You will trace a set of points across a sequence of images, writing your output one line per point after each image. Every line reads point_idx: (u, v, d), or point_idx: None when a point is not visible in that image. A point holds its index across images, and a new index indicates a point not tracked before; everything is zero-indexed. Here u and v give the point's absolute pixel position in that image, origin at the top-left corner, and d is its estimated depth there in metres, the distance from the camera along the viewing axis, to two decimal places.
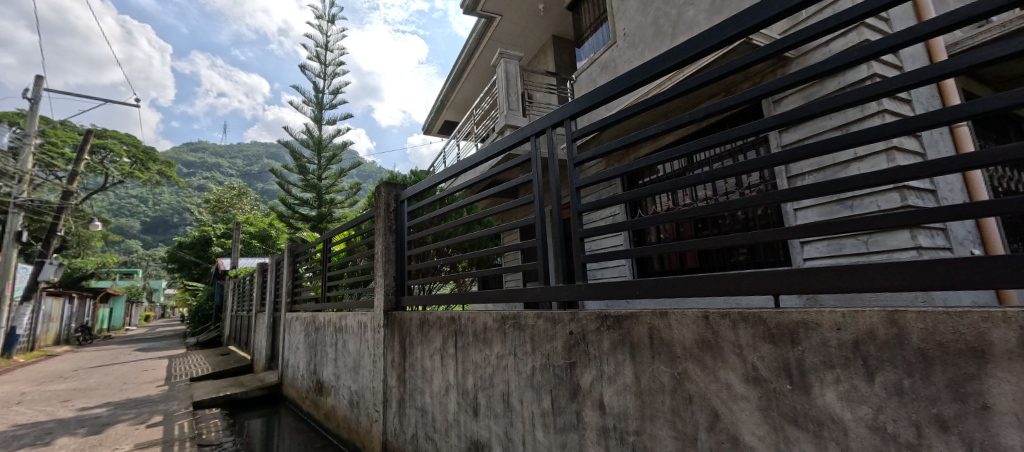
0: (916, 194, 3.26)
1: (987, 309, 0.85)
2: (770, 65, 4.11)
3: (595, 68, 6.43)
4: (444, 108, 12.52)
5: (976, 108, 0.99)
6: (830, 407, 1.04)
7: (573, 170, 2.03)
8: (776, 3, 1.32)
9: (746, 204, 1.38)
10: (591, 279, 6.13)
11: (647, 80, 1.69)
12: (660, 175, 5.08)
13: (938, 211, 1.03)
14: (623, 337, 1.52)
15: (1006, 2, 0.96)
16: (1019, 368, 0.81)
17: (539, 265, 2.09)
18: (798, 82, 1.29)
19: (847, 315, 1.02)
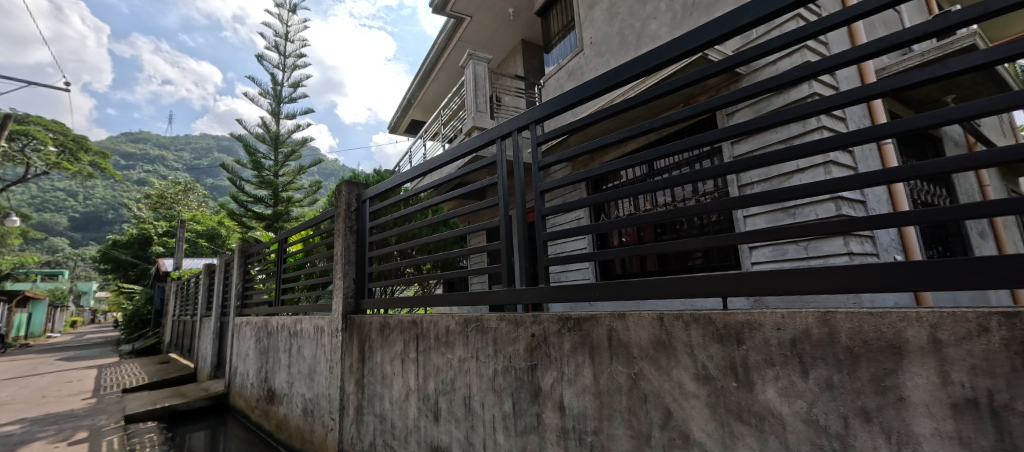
0: (849, 205, 3.54)
1: (904, 310, 0.94)
2: (725, 79, 4.34)
3: (563, 74, 6.55)
4: (410, 108, 12.32)
5: (899, 127, 1.09)
6: (771, 403, 1.11)
7: (538, 174, 2.05)
8: (729, 21, 1.41)
9: (700, 211, 1.46)
10: (554, 281, 6.22)
11: (610, 88, 1.74)
12: (623, 181, 5.23)
13: (867, 219, 1.12)
14: (583, 339, 1.55)
15: (923, 34, 1.07)
16: (931, 363, 0.90)
17: (503, 267, 2.10)
18: (748, 97, 1.37)
19: (786, 316, 1.10)
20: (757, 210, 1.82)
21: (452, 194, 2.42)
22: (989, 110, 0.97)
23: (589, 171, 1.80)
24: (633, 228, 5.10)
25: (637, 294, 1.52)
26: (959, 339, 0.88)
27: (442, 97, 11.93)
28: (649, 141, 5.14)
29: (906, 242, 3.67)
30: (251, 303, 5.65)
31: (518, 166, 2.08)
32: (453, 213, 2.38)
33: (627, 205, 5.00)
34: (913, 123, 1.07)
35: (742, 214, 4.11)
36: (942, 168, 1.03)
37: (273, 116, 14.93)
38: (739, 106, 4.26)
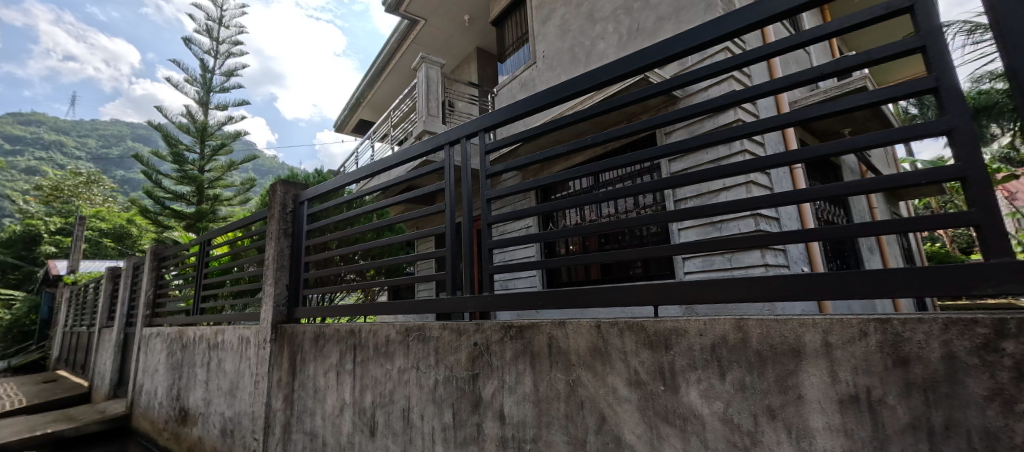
0: (766, 221, 3.91)
1: (805, 317, 1.06)
2: (663, 100, 4.63)
3: (515, 85, 6.66)
4: (358, 108, 11.89)
5: (805, 154, 1.23)
6: (693, 404, 1.19)
7: (485, 182, 2.05)
8: (665, 47, 1.52)
9: (638, 223, 1.54)
10: (501, 289, 6.25)
11: (557, 102, 1.80)
12: (571, 191, 5.41)
13: (780, 235, 1.25)
14: (524, 347, 1.57)
15: (823, 73, 1.22)
16: (823, 363, 1.02)
17: (446, 274, 2.08)
18: (682, 118, 1.48)
19: (706, 322, 1.19)
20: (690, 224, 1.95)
21: (396, 199, 2.36)
22: (874, 143, 1.12)
23: (536, 181, 1.84)
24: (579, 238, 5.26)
25: (578, 302, 1.57)
26: (845, 342, 1.00)
27: (392, 99, 11.63)
28: (595, 155, 5.34)
29: (812, 255, 4.11)
30: (164, 312, 5.09)
31: (465, 173, 2.08)
32: (397, 218, 2.32)
33: (575, 214, 5.16)
34: (816, 151, 1.21)
35: (676, 227, 4.38)
36: (838, 192, 1.17)
37: (200, 106, 13.73)
38: (677, 126, 4.56)
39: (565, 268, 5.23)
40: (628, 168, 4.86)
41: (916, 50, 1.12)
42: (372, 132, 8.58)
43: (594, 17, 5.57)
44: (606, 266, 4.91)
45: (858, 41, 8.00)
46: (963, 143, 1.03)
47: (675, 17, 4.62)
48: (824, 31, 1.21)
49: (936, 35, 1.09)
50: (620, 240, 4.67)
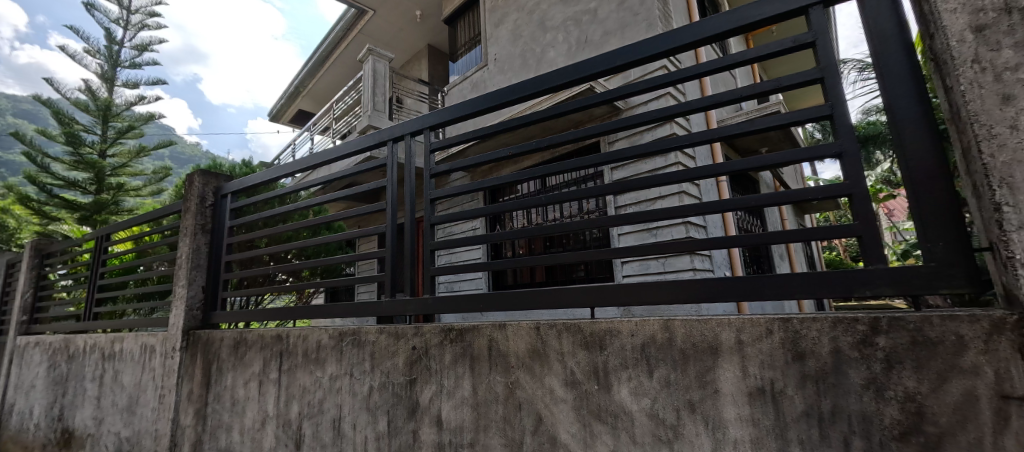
0: (695, 228, 4.21)
1: (723, 317, 1.15)
2: (607, 110, 4.83)
3: (467, 85, 6.64)
4: (297, 97, 11.20)
5: (727, 168, 1.35)
6: (624, 401, 1.25)
7: (430, 181, 2.02)
8: (607, 59, 1.60)
9: (579, 227, 1.60)
10: (446, 291, 6.20)
11: (503, 104, 1.83)
12: (519, 194, 5.50)
13: (705, 241, 1.35)
14: (464, 350, 1.57)
15: (744, 95, 1.35)
16: (736, 360, 1.12)
17: (385, 275, 2.01)
18: (621, 128, 1.56)
19: (637, 323, 1.26)
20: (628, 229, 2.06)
21: (334, 196, 2.26)
22: (784, 161, 1.25)
23: (481, 184, 1.85)
24: (526, 241, 5.35)
25: (518, 305, 1.58)
26: (754, 339, 1.11)
27: (335, 90, 11.11)
28: (541, 159, 5.46)
29: (733, 260, 4.49)
30: (46, 317, 4.43)
31: (408, 172, 2.04)
32: (336, 215, 2.21)
33: (522, 217, 5.25)
34: (735, 166, 1.33)
35: (616, 232, 4.58)
36: (754, 204, 1.30)
37: (104, 82, 12.19)
38: (619, 136, 4.78)
39: (511, 270, 5.28)
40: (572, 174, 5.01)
41: (817, 81, 1.27)
42: (311, 124, 8.12)
43: (545, 25, 5.71)
44: (550, 269, 5.03)
45: (777, 68, 8.90)
46: (852, 165, 1.19)
47: (620, 32, 4.86)
48: (745, 57, 1.34)
49: (833, 69, 1.24)
50: (565, 243, 4.81)
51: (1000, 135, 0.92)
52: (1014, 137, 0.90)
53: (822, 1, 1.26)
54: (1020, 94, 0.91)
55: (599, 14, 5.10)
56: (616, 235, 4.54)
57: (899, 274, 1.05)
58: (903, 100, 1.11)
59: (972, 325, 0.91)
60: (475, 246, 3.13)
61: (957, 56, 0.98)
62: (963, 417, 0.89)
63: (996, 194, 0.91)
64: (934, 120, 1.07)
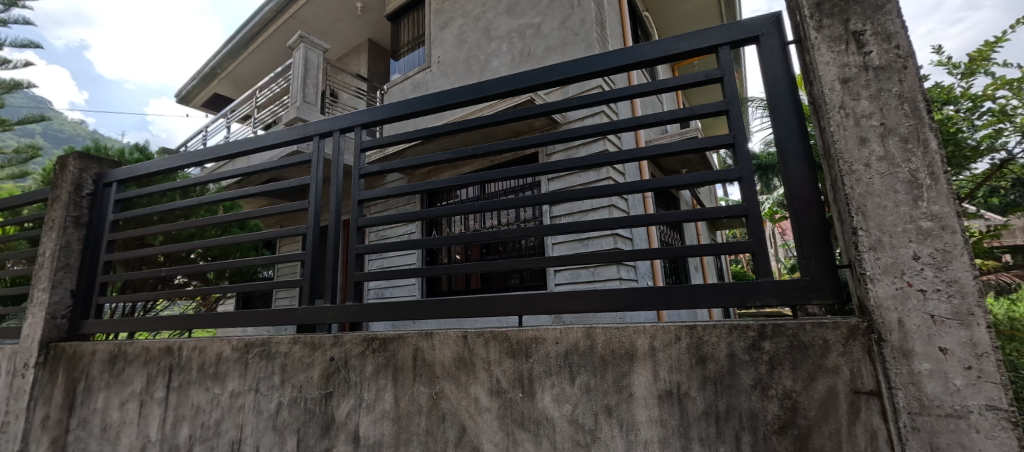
0: (623, 240, 4.46)
1: (640, 325, 1.23)
2: (546, 123, 4.99)
3: (407, 85, 6.51)
4: (213, 80, 10.17)
5: (649, 186, 1.46)
6: (546, 409, 1.29)
7: (359, 182, 1.94)
8: (544, 73, 1.65)
9: (512, 235, 1.64)
10: (378, 298, 6.00)
11: (439, 109, 1.82)
12: (458, 200, 5.50)
13: (629, 252, 1.45)
14: (387, 360, 1.51)
15: (664, 119, 1.47)
16: (649, 364, 1.20)
17: (302, 280, 1.88)
18: (554, 141, 1.63)
19: (562, 331, 1.31)
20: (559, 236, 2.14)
21: (249, 192, 2.08)
22: (696, 182, 1.38)
23: (413, 188, 1.82)
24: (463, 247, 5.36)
25: (447, 311, 1.56)
26: (665, 345, 1.20)
27: (259, 76, 10.27)
28: (480, 165, 5.50)
29: (654, 270, 4.82)
30: None
31: (335, 171, 1.94)
32: (251, 213, 2.04)
33: (459, 223, 5.25)
34: (654, 184, 1.45)
35: (551, 241, 4.71)
36: (670, 220, 1.41)
37: None
38: (556, 148, 4.95)
39: (446, 276, 5.25)
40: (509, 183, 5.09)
41: (723, 112, 1.42)
42: (228, 111, 7.41)
43: (490, 34, 5.78)
44: (485, 276, 5.06)
45: (699, 96, 9.82)
46: (748, 189, 1.34)
47: (561, 49, 5.07)
48: (666, 85, 1.46)
49: (736, 103, 1.40)
50: (501, 250, 4.92)
51: (857, 171, 1.10)
52: (867, 173, 1.08)
53: (730, 42, 1.42)
54: (873, 138, 1.10)
55: (542, 30, 5.28)
56: (551, 244, 4.67)
57: (783, 286, 1.20)
58: (790, 136, 1.29)
59: (835, 330, 1.07)
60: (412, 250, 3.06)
61: (829, 101, 1.15)
62: (827, 411, 1.04)
63: (854, 220, 1.08)
64: (810, 153, 1.25)
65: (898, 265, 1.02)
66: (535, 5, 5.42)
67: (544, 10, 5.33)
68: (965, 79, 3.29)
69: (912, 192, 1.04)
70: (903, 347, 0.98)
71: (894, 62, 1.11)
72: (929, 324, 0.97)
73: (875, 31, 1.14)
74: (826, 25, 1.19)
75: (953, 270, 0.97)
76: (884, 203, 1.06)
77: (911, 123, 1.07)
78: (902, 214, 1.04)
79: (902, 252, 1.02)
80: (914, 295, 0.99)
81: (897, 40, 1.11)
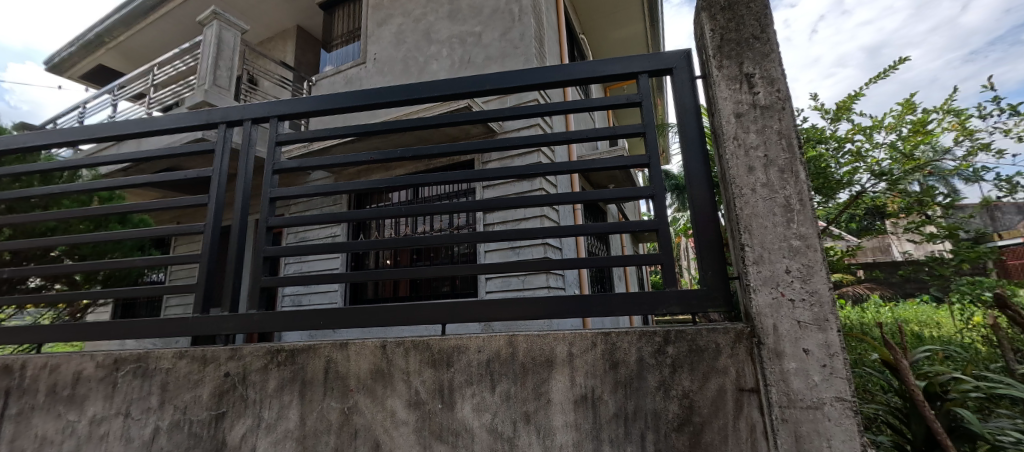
0: (553, 250, 4.60)
1: (560, 331, 1.28)
2: (484, 130, 5.00)
3: (339, 79, 6.20)
4: (99, 50, 8.83)
5: (573, 198, 1.52)
6: (465, 419, 1.27)
7: (272, 178, 1.79)
8: (477, 81, 1.66)
9: (440, 241, 1.61)
10: (294, 304, 5.59)
11: (366, 107, 1.75)
12: (389, 203, 5.32)
13: (553, 262, 1.49)
14: (294, 374, 1.40)
15: (589, 136, 1.55)
16: (566, 371, 1.25)
17: (195, 284, 1.68)
18: (484, 150, 1.64)
19: (484, 339, 1.31)
20: (491, 244, 2.15)
21: (135, 182, 1.82)
22: (615, 197, 1.48)
23: (333, 189, 1.72)
24: (392, 252, 5.20)
25: (366, 319, 1.49)
26: (581, 351, 1.25)
27: (159, 51, 9.11)
28: (413, 169, 5.36)
29: (581, 279, 5.02)
30: None
31: (243, 165, 1.77)
32: (137, 205, 1.79)
33: (390, 228, 5.10)
34: (576, 197, 1.52)
35: (483, 248, 4.70)
36: (591, 232, 1.49)
37: None
38: (492, 157, 4.98)
39: (373, 283, 5.04)
40: (443, 188, 5.03)
41: (640, 134, 1.54)
42: (115, 86, 6.46)
43: (430, 37, 5.69)
44: (415, 283, 4.94)
45: (629, 118, 10.48)
46: (658, 206, 1.46)
47: (501, 59, 5.14)
48: (592, 104, 1.55)
49: (652, 126, 1.52)
50: (432, 256, 4.83)
51: (746, 194, 1.24)
52: (753, 197, 1.23)
53: (648, 71, 1.54)
54: (758, 167, 1.25)
55: (483, 39, 5.32)
56: (483, 251, 4.66)
57: (685, 296, 1.31)
58: (694, 161, 1.42)
59: (725, 335, 1.20)
60: (338, 254, 2.89)
61: (726, 132, 1.29)
62: (717, 408, 1.15)
63: (741, 237, 1.22)
64: (711, 177, 1.39)
65: (775, 278, 1.17)
66: (478, 14, 5.45)
67: (485, 20, 5.38)
68: (833, 123, 3.89)
69: (787, 215, 1.20)
70: (777, 348, 1.12)
71: (775, 103, 1.28)
72: (796, 329, 1.12)
73: (762, 75, 1.30)
74: (725, 65, 1.34)
75: (815, 283, 1.14)
76: (765, 223, 1.21)
77: (787, 156, 1.24)
78: (779, 233, 1.19)
79: (777, 267, 1.17)
80: (785, 303, 1.15)
81: (779, 85, 1.29)
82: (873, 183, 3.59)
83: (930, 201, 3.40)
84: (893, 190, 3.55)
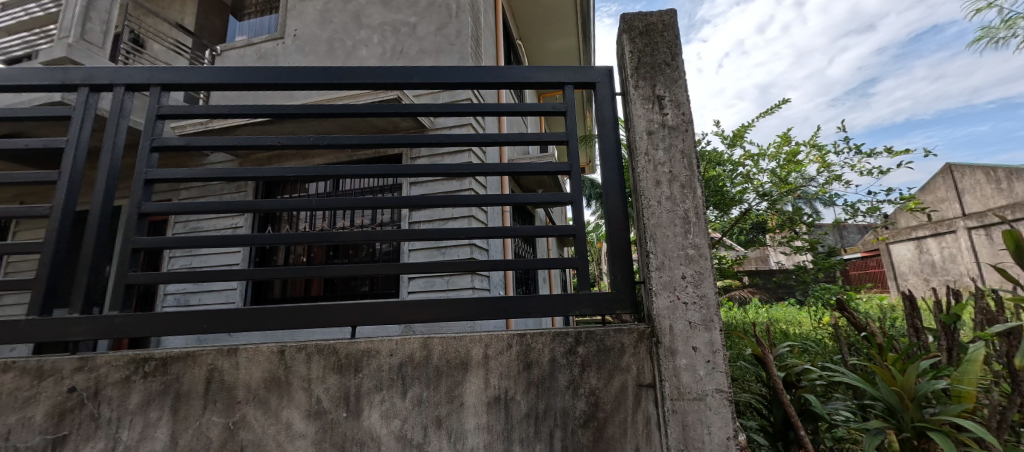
0: (480, 251, 4.55)
1: (476, 333, 1.25)
2: (412, 125, 4.82)
3: (251, 53, 5.60)
4: None
5: (494, 200, 1.51)
6: (372, 427, 1.20)
7: (148, 156, 1.53)
8: (402, 73, 1.58)
9: (354, 237, 1.51)
10: (184, 303, 4.93)
11: (271, 86, 1.57)
12: (305, 194, 4.92)
13: (472, 264, 1.47)
14: (166, 385, 1.21)
15: (514, 139, 1.55)
16: (479, 373, 1.23)
17: (35, 278, 1.39)
18: (404, 144, 1.57)
19: (397, 342, 1.24)
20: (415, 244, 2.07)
21: None
22: (536, 202, 1.49)
23: (228, 172, 1.53)
24: (306, 248, 4.81)
25: (261, 322, 1.34)
26: (495, 354, 1.24)
27: None
28: (333, 159, 5.02)
29: (506, 281, 5.04)
30: None
31: (111, 138, 1.50)
32: None
33: (304, 221, 4.72)
34: (498, 199, 1.51)
35: (407, 247, 4.52)
36: (511, 234, 1.49)
37: None
38: (422, 153, 4.80)
39: (280, 281, 4.62)
40: (367, 182, 4.78)
41: (563, 142, 1.57)
42: None
43: (360, 20, 5.36)
44: (330, 282, 4.62)
45: (558, 126, 10.82)
46: (577, 213, 1.50)
47: (434, 54, 5.00)
48: (518, 109, 1.56)
49: (574, 135, 1.56)
50: (351, 254, 4.55)
51: (653, 206, 1.32)
52: (659, 209, 1.32)
53: (574, 82, 1.58)
54: (665, 183, 1.34)
55: (417, 30, 5.13)
56: (407, 250, 4.48)
57: (597, 299, 1.36)
58: (610, 171, 1.49)
59: (629, 336, 1.26)
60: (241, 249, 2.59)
61: (639, 147, 1.37)
62: (619, 405, 1.21)
63: (647, 245, 1.29)
64: (624, 188, 1.47)
65: (673, 283, 1.26)
66: (413, 4, 5.25)
67: (420, 11, 5.19)
68: (729, 148, 4.37)
69: (685, 226, 1.30)
70: (671, 347, 1.21)
71: (681, 125, 1.38)
72: (687, 329, 1.22)
73: (672, 98, 1.40)
74: (641, 86, 1.42)
75: (705, 287, 1.25)
76: (668, 233, 1.30)
77: (689, 174, 1.34)
78: (680, 243, 1.29)
79: (676, 273, 1.27)
80: (680, 306, 1.24)
81: (685, 109, 1.39)
82: (758, 202, 4.09)
83: (798, 220, 3.95)
84: (773, 209, 4.08)
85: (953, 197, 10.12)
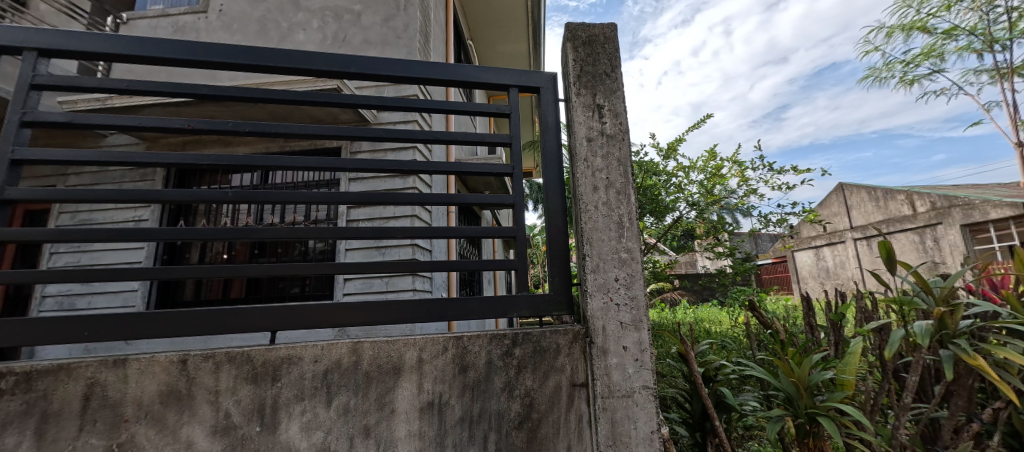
0: (423, 252, 4.39)
1: (409, 336, 1.19)
2: (352, 117, 4.57)
3: (167, 26, 5.03)
4: None
5: (432, 199, 1.46)
6: (290, 440, 1.10)
7: (19, 133, 1.31)
8: (337, 59, 1.47)
9: (278, 234, 1.38)
10: (73, 306, 4.31)
11: (182, 63, 1.40)
12: (226, 186, 4.51)
13: (408, 265, 1.40)
14: (32, 403, 1.03)
15: (455, 138, 1.50)
16: (410, 378, 1.17)
17: None
18: (337, 136, 1.46)
19: (323, 347, 1.15)
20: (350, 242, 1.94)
21: None
22: (476, 204, 1.46)
23: (125, 156, 1.33)
24: (227, 245, 4.41)
25: (160, 327, 1.18)
26: (428, 358, 1.19)
27: None
28: (262, 148, 4.64)
29: (450, 283, 4.93)
30: None
31: None
32: None
33: (226, 216, 4.32)
34: (436, 197, 1.46)
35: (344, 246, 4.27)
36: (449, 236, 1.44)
37: None
38: (363, 148, 4.56)
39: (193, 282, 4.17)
40: (300, 175, 4.47)
41: (505, 144, 1.55)
42: None
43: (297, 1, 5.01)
44: (253, 284, 4.26)
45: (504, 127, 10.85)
46: (517, 216, 1.49)
47: (378, 45, 4.78)
48: (460, 107, 1.52)
49: (517, 138, 1.55)
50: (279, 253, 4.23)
51: (590, 211, 1.34)
52: (596, 215, 1.34)
53: (518, 85, 1.57)
54: (602, 190, 1.37)
55: (360, 18, 4.89)
56: (343, 249, 4.23)
57: (534, 303, 1.36)
58: (551, 176, 1.50)
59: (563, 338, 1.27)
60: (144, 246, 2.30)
61: (579, 154, 1.39)
62: (552, 406, 1.22)
63: (584, 249, 1.31)
64: (563, 193, 1.48)
65: (606, 285, 1.29)
66: None
67: None
68: (663, 159, 4.62)
69: (619, 231, 1.34)
70: (603, 347, 1.24)
71: (619, 134, 1.42)
72: (619, 329, 1.26)
73: (610, 108, 1.43)
74: (582, 94, 1.44)
75: (636, 289, 1.29)
76: (603, 237, 1.33)
77: (624, 181, 1.38)
78: (614, 247, 1.32)
79: (610, 275, 1.30)
80: (613, 307, 1.27)
81: (622, 119, 1.43)
82: (688, 211, 4.37)
83: (721, 228, 4.26)
84: (700, 217, 4.37)
85: (844, 212, 11.30)
